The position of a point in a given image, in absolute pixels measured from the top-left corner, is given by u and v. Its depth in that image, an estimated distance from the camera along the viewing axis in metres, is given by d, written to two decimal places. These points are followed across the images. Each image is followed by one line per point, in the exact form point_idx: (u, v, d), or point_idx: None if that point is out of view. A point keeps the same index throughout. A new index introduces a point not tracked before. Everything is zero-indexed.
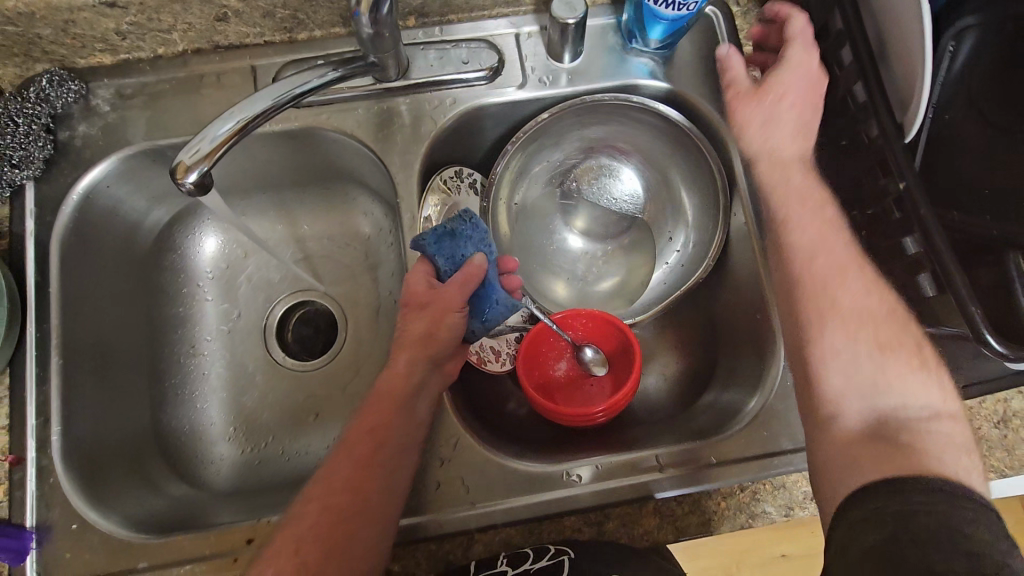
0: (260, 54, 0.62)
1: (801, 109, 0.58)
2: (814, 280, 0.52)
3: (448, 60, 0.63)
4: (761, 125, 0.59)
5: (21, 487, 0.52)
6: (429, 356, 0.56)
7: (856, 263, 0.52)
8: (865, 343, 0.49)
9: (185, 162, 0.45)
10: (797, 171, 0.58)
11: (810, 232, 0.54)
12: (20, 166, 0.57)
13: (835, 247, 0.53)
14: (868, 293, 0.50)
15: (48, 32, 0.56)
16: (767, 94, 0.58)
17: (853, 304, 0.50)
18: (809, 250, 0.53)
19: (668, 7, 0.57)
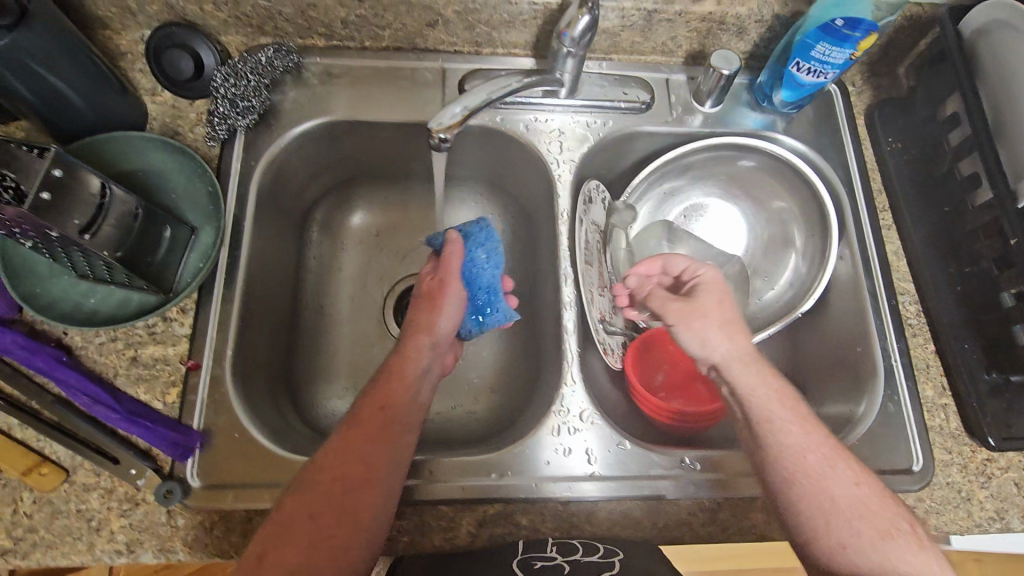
0: (451, 59, 0.72)
1: (726, 324, 0.60)
2: (811, 482, 0.52)
3: (609, 91, 0.72)
4: (702, 332, 0.60)
5: (195, 390, 0.57)
6: (430, 343, 0.60)
7: (805, 418, 0.55)
8: (859, 516, 0.50)
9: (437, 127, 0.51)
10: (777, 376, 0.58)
11: (785, 438, 0.53)
12: (239, 115, 0.64)
13: (783, 411, 0.55)
14: (841, 463, 0.53)
15: (290, 11, 0.66)
16: (707, 306, 0.61)
17: (847, 486, 0.51)
18: (796, 448, 0.53)
19: (808, 75, 0.67)
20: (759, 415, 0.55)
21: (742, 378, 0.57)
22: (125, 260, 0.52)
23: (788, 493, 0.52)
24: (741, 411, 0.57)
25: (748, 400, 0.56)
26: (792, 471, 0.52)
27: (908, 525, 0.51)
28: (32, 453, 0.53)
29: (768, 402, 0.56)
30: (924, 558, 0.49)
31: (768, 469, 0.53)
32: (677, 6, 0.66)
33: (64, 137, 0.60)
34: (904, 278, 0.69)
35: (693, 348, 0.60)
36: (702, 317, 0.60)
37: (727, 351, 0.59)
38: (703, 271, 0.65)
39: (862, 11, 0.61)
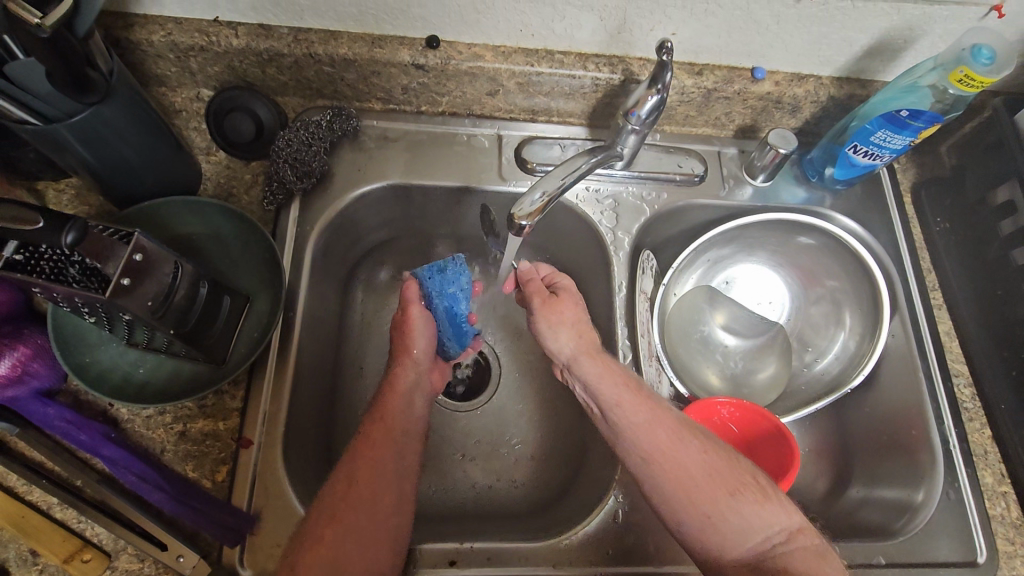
0: (506, 126, 0.72)
1: (575, 324, 0.59)
2: (663, 459, 0.53)
3: (664, 163, 0.73)
4: (553, 329, 0.59)
5: (247, 469, 0.54)
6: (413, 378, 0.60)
7: (646, 398, 0.56)
8: (710, 479, 0.52)
9: (519, 214, 0.53)
10: (591, 361, 0.57)
11: (632, 416, 0.54)
12: (298, 179, 0.63)
13: (632, 394, 0.55)
14: (683, 434, 0.54)
15: (352, 76, 0.65)
16: (564, 308, 0.60)
17: (687, 449, 0.53)
18: (644, 424, 0.54)
19: (863, 158, 0.68)
20: (614, 400, 0.55)
21: (588, 370, 0.57)
22: (188, 335, 0.50)
23: (647, 470, 0.53)
24: (594, 401, 0.57)
25: (598, 391, 0.56)
26: (647, 452, 0.53)
27: (752, 478, 0.52)
28: (73, 537, 0.50)
29: (613, 386, 0.56)
30: (769, 512, 0.51)
31: (627, 451, 0.54)
32: (737, 86, 0.68)
33: (120, 199, 0.58)
34: (957, 359, 0.70)
35: (547, 344, 0.59)
36: (559, 315, 0.59)
37: (575, 346, 0.58)
38: (558, 277, 0.63)
39: (922, 104, 0.62)
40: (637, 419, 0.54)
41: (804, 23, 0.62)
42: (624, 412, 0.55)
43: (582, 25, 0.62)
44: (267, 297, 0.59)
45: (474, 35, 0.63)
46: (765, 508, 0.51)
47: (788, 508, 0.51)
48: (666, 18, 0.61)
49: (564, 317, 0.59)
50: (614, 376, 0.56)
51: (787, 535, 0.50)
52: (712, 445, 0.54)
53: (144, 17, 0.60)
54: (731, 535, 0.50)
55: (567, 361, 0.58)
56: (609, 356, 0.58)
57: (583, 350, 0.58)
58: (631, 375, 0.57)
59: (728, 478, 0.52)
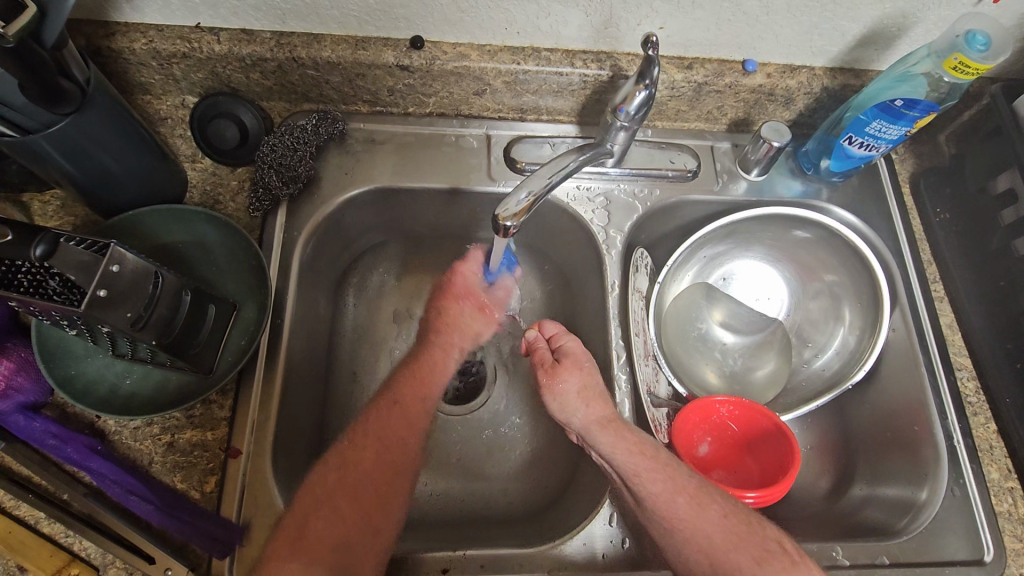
0: (495, 126, 0.71)
1: (584, 390, 0.59)
2: (684, 531, 0.53)
3: (656, 159, 0.72)
4: (562, 399, 0.59)
5: (235, 479, 0.54)
6: (461, 352, 0.64)
7: (662, 464, 0.56)
8: (734, 547, 0.53)
9: (504, 215, 0.52)
10: (603, 434, 0.57)
11: (650, 487, 0.55)
12: (284, 185, 0.62)
13: (648, 463, 0.56)
14: (702, 501, 0.55)
15: (337, 79, 0.65)
16: (569, 376, 0.59)
17: (709, 516, 0.54)
18: (662, 493, 0.55)
19: (859, 149, 0.66)
20: (631, 471, 0.55)
21: (602, 442, 0.57)
22: (171, 346, 0.49)
23: (669, 539, 0.54)
24: (613, 472, 0.57)
25: (613, 462, 0.56)
26: (670, 520, 0.54)
27: (776, 545, 0.53)
28: (60, 552, 0.50)
29: (629, 457, 0.56)
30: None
31: (648, 519, 0.55)
32: (728, 79, 0.67)
33: (104, 210, 0.58)
34: (960, 352, 0.68)
35: (555, 413, 0.59)
36: (564, 384, 0.59)
37: (585, 418, 0.58)
38: (563, 339, 0.63)
39: (917, 93, 0.60)
40: (657, 491, 0.55)
41: (794, 13, 0.60)
42: (644, 483, 0.55)
43: (568, 21, 0.61)
44: (255, 304, 0.58)
45: (458, 34, 0.63)
46: (793, 573, 0.52)
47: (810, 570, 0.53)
48: (653, 11, 0.60)
49: (573, 382, 0.59)
50: (630, 446, 0.56)
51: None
52: (735, 510, 0.55)
53: (126, 25, 0.59)
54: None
55: (579, 432, 0.58)
56: (621, 425, 0.58)
57: (593, 421, 0.57)
58: (644, 442, 0.57)
59: (750, 539, 0.53)
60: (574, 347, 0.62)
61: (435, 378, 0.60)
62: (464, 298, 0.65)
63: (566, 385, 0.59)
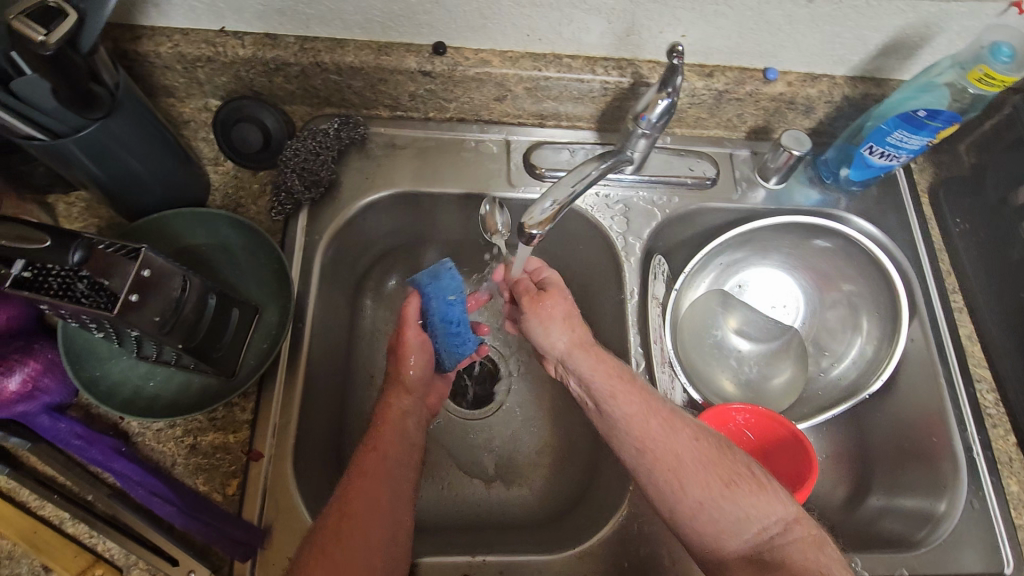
0: (515, 132, 0.71)
1: (568, 316, 0.59)
2: (656, 452, 0.53)
3: (675, 166, 0.72)
4: (545, 322, 0.59)
5: (257, 483, 0.54)
6: (410, 395, 0.61)
7: (638, 389, 0.56)
8: (703, 468, 0.52)
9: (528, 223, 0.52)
10: (584, 356, 0.57)
11: (625, 407, 0.55)
12: (305, 189, 0.63)
13: (624, 387, 0.56)
14: (675, 424, 0.54)
15: (359, 85, 0.65)
16: (553, 303, 0.60)
17: (680, 437, 0.53)
18: (636, 415, 0.54)
19: (880, 158, 0.66)
20: (607, 392, 0.56)
21: (582, 364, 0.57)
22: (196, 349, 0.50)
23: (639, 460, 0.54)
24: (589, 394, 0.57)
25: (591, 383, 0.56)
26: (641, 442, 0.54)
27: (747, 470, 0.52)
28: (84, 552, 0.50)
29: (606, 379, 0.56)
30: (765, 502, 0.50)
31: (621, 441, 0.55)
32: (749, 87, 0.66)
33: (129, 212, 0.58)
34: (979, 363, 0.68)
35: (538, 339, 0.60)
36: (548, 309, 0.59)
37: (567, 341, 0.58)
38: (545, 270, 0.63)
39: (939, 104, 0.60)
40: (633, 415, 0.54)
41: (817, 22, 0.60)
42: (619, 409, 0.55)
43: (591, 29, 0.61)
44: (277, 309, 0.59)
45: (480, 41, 0.63)
46: (761, 497, 0.50)
47: (784, 497, 0.51)
48: (676, 20, 0.60)
49: (557, 310, 0.59)
50: (607, 371, 0.56)
51: (783, 525, 0.50)
52: (705, 437, 0.54)
53: (152, 29, 0.60)
54: (723, 522, 0.51)
55: (560, 359, 0.59)
56: (601, 352, 0.58)
57: (574, 347, 0.58)
58: (621, 369, 0.57)
59: (721, 467, 0.52)
60: (557, 278, 0.62)
61: (386, 429, 0.57)
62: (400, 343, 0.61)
63: (547, 311, 0.59)
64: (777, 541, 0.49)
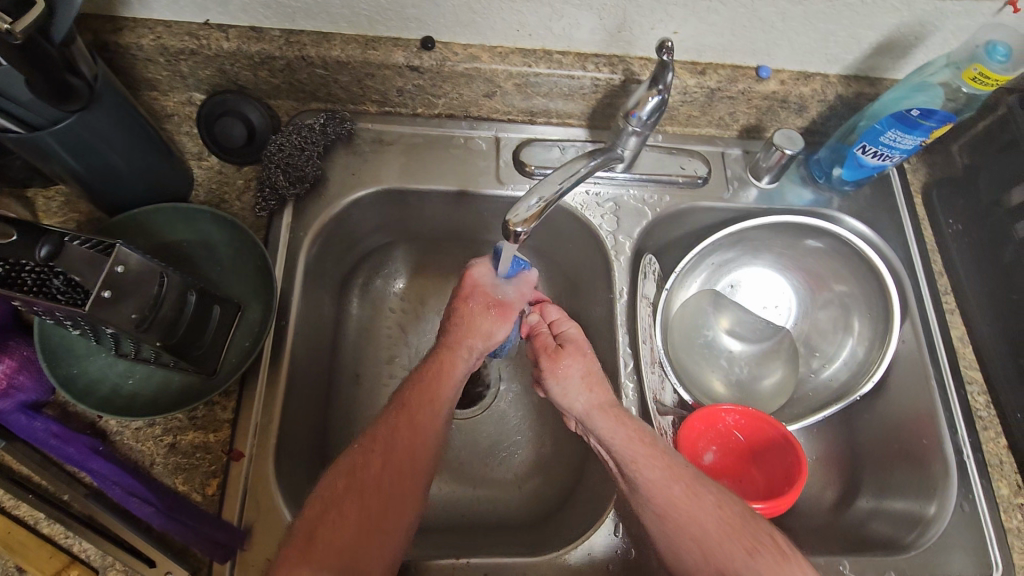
0: (504, 128, 0.70)
1: (587, 376, 0.58)
2: (678, 519, 0.51)
3: (666, 164, 0.71)
4: (565, 383, 0.58)
5: (237, 482, 0.53)
6: (470, 352, 0.57)
7: (660, 453, 0.54)
8: (724, 536, 0.50)
9: (514, 220, 0.51)
10: (604, 420, 0.56)
11: (646, 472, 0.53)
12: (291, 185, 0.62)
13: (645, 449, 0.54)
14: (699, 491, 0.52)
15: (346, 79, 0.64)
16: (572, 361, 0.59)
17: (704, 506, 0.51)
18: (658, 481, 0.53)
19: (873, 158, 0.66)
20: (627, 456, 0.54)
21: (601, 426, 0.56)
22: (175, 347, 0.49)
23: (660, 527, 0.52)
24: (610, 456, 0.55)
25: (610, 445, 0.55)
26: (662, 510, 0.52)
27: (771, 539, 0.50)
28: (60, 553, 0.49)
29: (627, 442, 0.54)
30: (789, 572, 0.48)
31: (641, 507, 0.53)
32: (741, 85, 0.66)
33: (109, 207, 0.57)
34: (970, 365, 0.67)
35: (557, 399, 0.59)
36: (567, 369, 0.58)
37: (586, 402, 0.57)
38: (563, 325, 0.63)
39: (933, 104, 0.60)
40: (655, 479, 0.53)
41: (811, 20, 0.60)
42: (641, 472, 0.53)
43: (581, 24, 0.60)
44: (259, 306, 0.58)
45: (469, 36, 0.62)
46: (786, 570, 0.48)
47: (807, 569, 0.49)
48: (667, 16, 0.59)
49: (575, 370, 0.58)
50: (628, 434, 0.55)
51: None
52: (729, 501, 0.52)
53: (134, 21, 0.58)
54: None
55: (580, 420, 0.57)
56: (623, 414, 0.56)
57: (592, 408, 0.56)
58: (643, 431, 0.55)
59: (743, 530, 0.50)
60: (579, 336, 0.61)
61: (443, 386, 0.54)
62: (477, 298, 0.59)
63: (570, 371, 0.58)
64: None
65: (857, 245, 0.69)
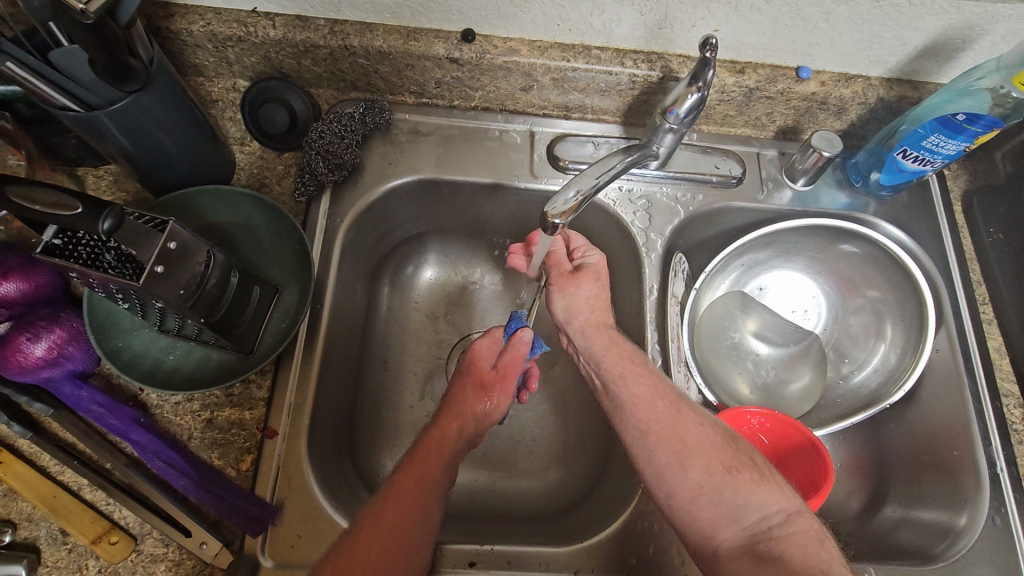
0: (539, 122, 0.71)
1: (593, 299, 0.61)
2: (660, 433, 0.54)
3: (701, 164, 0.71)
4: (571, 299, 0.62)
5: (270, 460, 0.54)
6: (462, 434, 0.55)
7: (648, 372, 0.58)
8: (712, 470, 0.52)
9: (552, 211, 0.52)
10: (613, 340, 0.59)
11: (633, 387, 0.56)
12: (330, 171, 0.63)
13: (639, 372, 0.57)
14: (683, 411, 0.55)
15: (386, 69, 0.65)
16: (583, 284, 0.62)
17: (687, 424, 0.54)
18: (643, 398, 0.56)
19: (914, 163, 0.65)
20: (616, 371, 0.58)
21: (594, 342, 0.60)
22: (217, 325, 0.50)
23: (642, 442, 0.54)
24: (596, 371, 0.59)
25: (601, 361, 0.59)
26: (646, 426, 0.55)
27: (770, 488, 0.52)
28: (101, 519, 0.51)
29: (615, 358, 0.58)
30: (766, 491, 0.51)
31: (625, 422, 0.56)
32: (780, 85, 0.65)
33: (156, 187, 0.59)
34: (1007, 377, 0.66)
35: (558, 312, 0.62)
36: (577, 288, 0.61)
37: (585, 319, 0.61)
38: (588, 254, 0.63)
39: (979, 108, 0.58)
40: (647, 409, 0.55)
41: (856, 20, 0.59)
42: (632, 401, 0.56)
43: (621, 20, 0.60)
44: (297, 289, 0.59)
45: (509, 29, 0.62)
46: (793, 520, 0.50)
47: (784, 489, 0.52)
48: (709, 13, 0.59)
49: (581, 289, 0.62)
50: (624, 355, 0.58)
51: (785, 515, 0.50)
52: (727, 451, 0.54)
53: (185, 7, 0.60)
54: (725, 507, 0.51)
55: (576, 331, 0.61)
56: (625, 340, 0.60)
57: (591, 328, 0.60)
58: (641, 361, 0.58)
59: (746, 478, 0.52)
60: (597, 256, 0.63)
61: (459, 422, 0.56)
62: (472, 377, 0.58)
63: (587, 289, 0.62)
64: (779, 531, 0.49)
65: (893, 252, 0.68)
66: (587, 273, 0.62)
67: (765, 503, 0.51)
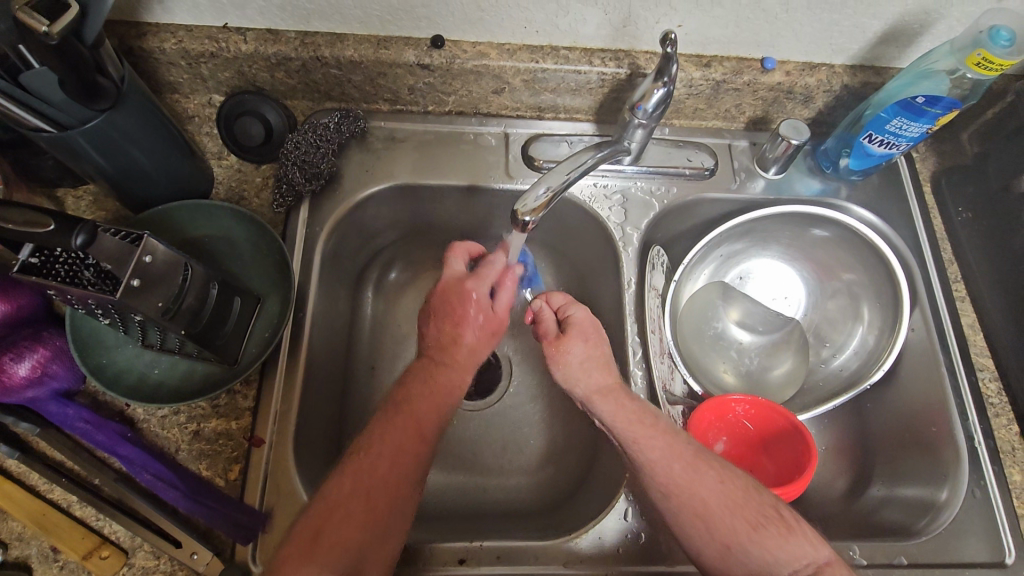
0: (513, 124, 0.72)
1: (587, 360, 0.58)
2: (683, 494, 0.52)
3: (674, 157, 0.72)
4: (568, 366, 0.59)
5: (258, 468, 0.55)
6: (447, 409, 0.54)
7: (661, 433, 0.54)
8: (736, 518, 0.50)
9: (523, 209, 0.53)
10: (619, 400, 0.56)
11: (648, 451, 0.53)
12: (307, 181, 0.64)
13: (647, 431, 0.54)
14: (701, 467, 0.53)
15: (358, 78, 0.66)
16: (573, 344, 0.59)
17: (707, 482, 0.52)
18: (658, 460, 0.53)
19: (880, 147, 0.66)
20: (629, 436, 0.54)
21: (604, 408, 0.56)
22: (199, 336, 0.51)
23: (667, 502, 0.52)
24: (613, 437, 0.56)
25: (613, 426, 0.55)
26: (666, 488, 0.52)
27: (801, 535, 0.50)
28: (92, 534, 0.51)
29: (628, 423, 0.55)
30: (793, 544, 0.49)
31: (647, 485, 0.53)
32: (746, 77, 0.67)
33: (135, 204, 0.59)
34: (982, 352, 0.67)
35: (561, 382, 0.59)
36: (568, 353, 0.59)
37: (587, 385, 0.58)
38: (571, 309, 0.62)
39: (939, 90, 0.60)
40: (664, 469, 0.53)
41: (814, 10, 0.60)
42: (645, 462, 0.53)
43: (587, 20, 0.62)
44: (280, 299, 0.59)
45: (478, 33, 0.63)
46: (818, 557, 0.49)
47: (812, 539, 0.50)
48: (672, 10, 0.60)
49: (576, 353, 0.59)
50: (632, 416, 0.55)
51: (813, 568, 0.49)
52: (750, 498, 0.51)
53: (156, 25, 0.61)
54: (751, 563, 0.50)
55: (586, 402, 0.58)
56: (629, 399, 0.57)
57: (593, 397, 0.57)
58: (647, 417, 0.56)
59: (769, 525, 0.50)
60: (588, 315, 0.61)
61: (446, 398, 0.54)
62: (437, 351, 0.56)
63: (581, 352, 0.59)
64: None
65: (867, 234, 0.69)
66: (576, 335, 0.59)
67: (788, 547, 0.49)
